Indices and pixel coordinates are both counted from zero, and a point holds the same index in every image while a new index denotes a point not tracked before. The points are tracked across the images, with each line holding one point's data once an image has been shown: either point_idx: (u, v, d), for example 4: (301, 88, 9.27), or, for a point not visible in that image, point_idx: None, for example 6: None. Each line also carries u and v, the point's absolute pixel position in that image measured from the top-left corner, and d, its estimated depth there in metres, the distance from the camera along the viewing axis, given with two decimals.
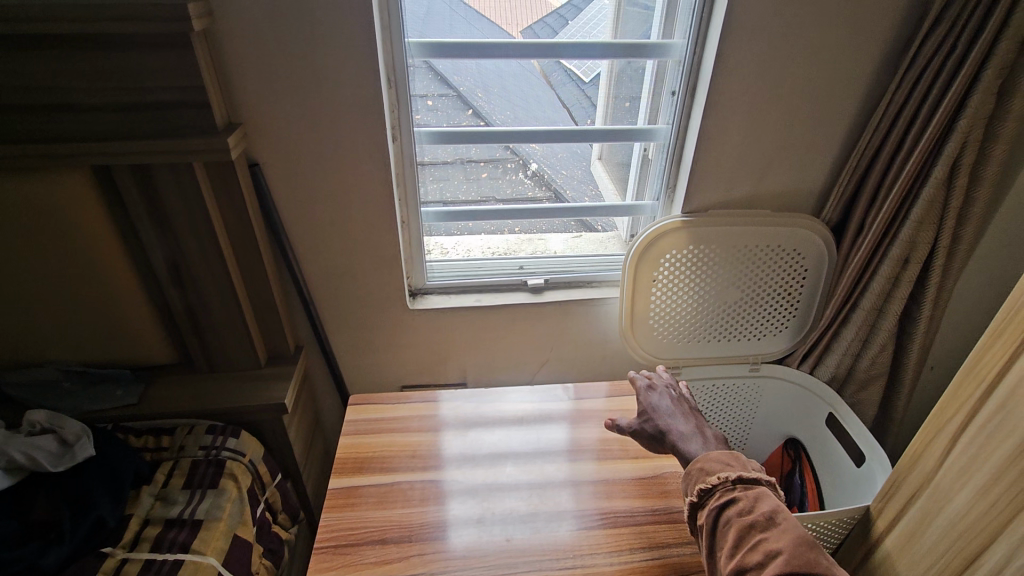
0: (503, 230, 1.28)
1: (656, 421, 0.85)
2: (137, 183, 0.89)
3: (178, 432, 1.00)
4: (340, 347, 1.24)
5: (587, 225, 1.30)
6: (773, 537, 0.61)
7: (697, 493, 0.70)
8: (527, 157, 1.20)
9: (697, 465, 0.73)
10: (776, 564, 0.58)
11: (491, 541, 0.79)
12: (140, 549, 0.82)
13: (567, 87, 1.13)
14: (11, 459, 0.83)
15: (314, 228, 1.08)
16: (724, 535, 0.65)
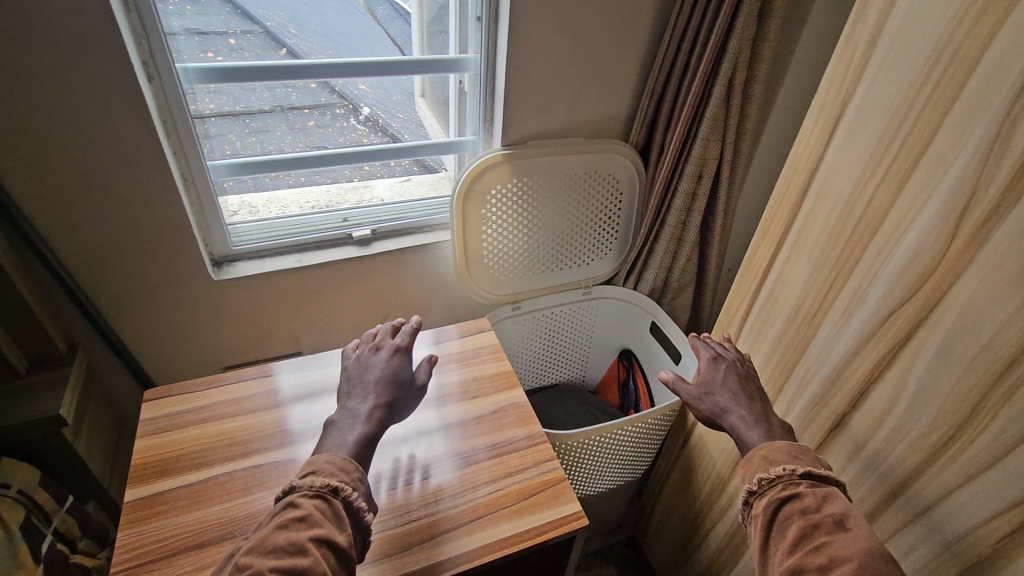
0: (338, 177, 1.17)
1: (717, 398, 0.71)
2: None
3: None
4: (133, 337, 1.05)
5: (423, 166, 1.23)
6: (840, 539, 0.51)
7: (756, 479, 0.59)
8: (357, 101, 1.09)
9: (764, 450, 0.61)
10: (843, 571, 0.48)
11: (396, 495, 0.77)
12: None
13: (394, 23, 1.04)
14: None
15: (56, 196, 0.86)
16: (782, 532, 0.54)
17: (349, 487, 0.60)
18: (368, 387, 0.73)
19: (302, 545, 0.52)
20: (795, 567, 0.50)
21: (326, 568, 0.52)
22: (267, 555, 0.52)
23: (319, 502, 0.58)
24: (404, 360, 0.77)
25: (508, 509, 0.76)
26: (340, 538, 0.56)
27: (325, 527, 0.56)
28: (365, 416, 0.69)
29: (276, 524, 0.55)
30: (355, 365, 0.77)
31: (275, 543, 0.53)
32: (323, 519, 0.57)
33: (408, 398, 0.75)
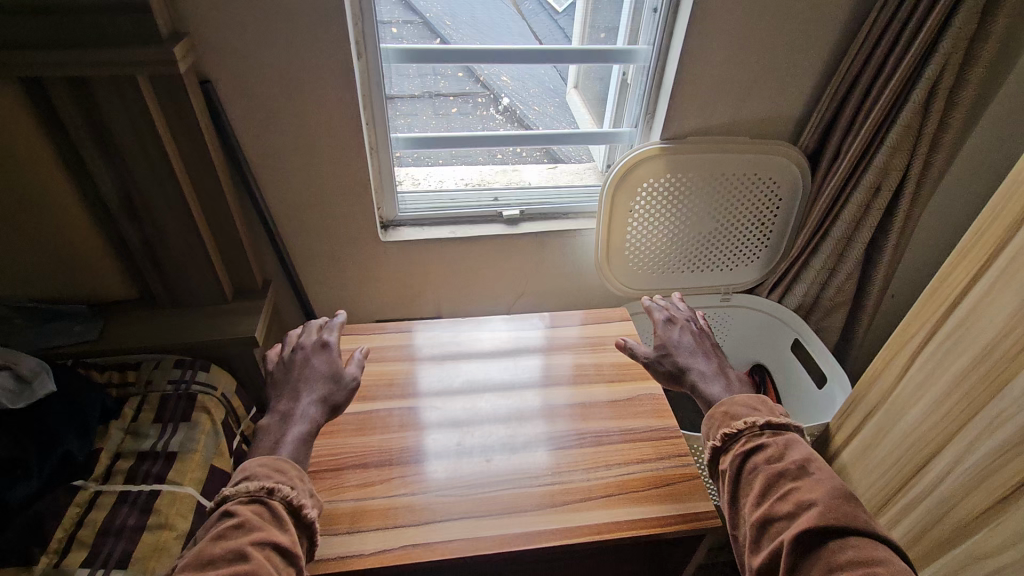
0: (474, 162, 1.27)
1: (676, 358, 0.86)
2: (75, 99, 0.81)
3: (144, 367, 0.96)
4: (310, 282, 1.21)
5: (556, 156, 1.29)
6: (804, 486, 0.61)
7: (721, 437, 0.71)
8: (498, 91, 1.16)
9: (722, 408, 0.75)
10: (809, 514, 0.58)
11: (472, 465, 0.80)
12: (114, 482, 0.82)
13: (538, 17, 1.08)
14: None
15: (274, 153, 1.01)
16: (750, 482, 0.65)
17: (287, 487, 0.64)
18: (298, 389, 0.78)
19: (243, 549, 0.55)
20: (763, 516, 0.61)
21: (272, 566, 0.55)
22: (206, 568, 0.54)
23: (255, 506, 0.61)
24: (323, 355, 0.82)
25: (638, 495, 0.77)
26: (282, 538, 0.59)
27: (267, 529, 0.59)
28: (299, 415, 0.74)
29: (216, 534, 0.58)
30: (280, 368, 0.82)
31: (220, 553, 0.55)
32: (261, 521, 0.60)
33: (345, 391, 0.80)
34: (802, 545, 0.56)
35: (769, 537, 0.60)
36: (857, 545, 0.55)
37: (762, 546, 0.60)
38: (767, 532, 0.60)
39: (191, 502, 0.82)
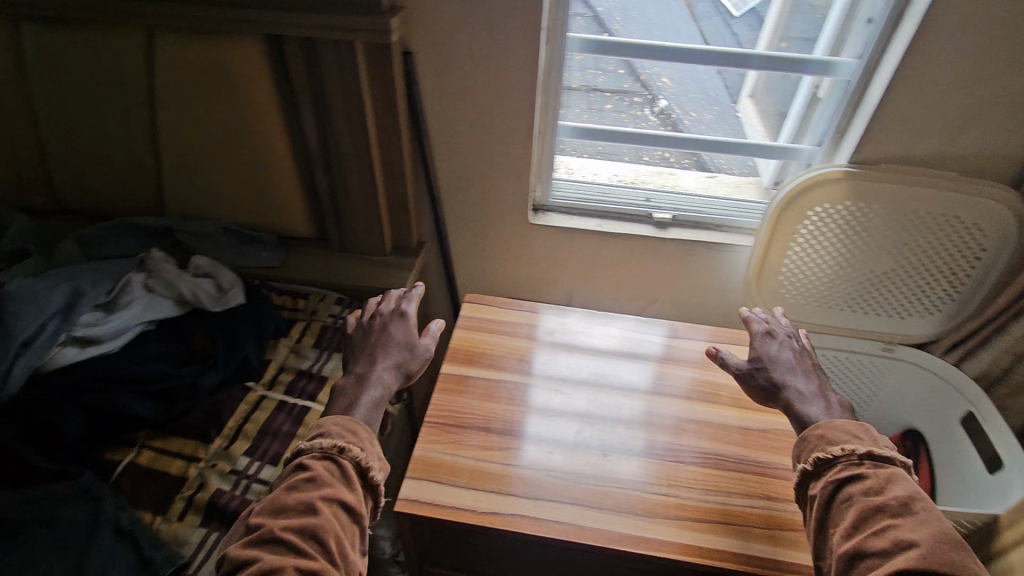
0: (629, 161, 1.25)
1: (773, 373, 0.78)
2: (304, 57, 0.94)
3: (312, 298, 1.09)
4: (457, 251, 1.28)
5: (702, 165, 1.23)
6: (904, 525, 0.58)
7: (813, 463, 0.67)
8: (657, 92, 1.14)
9: (819, 431, 0.69)
10: (909, 555, 0.56)
11: (587, 456, 0.81)
12: (276, 390, 0.92)
13: (710, 19, 1.04)
14: (181, 292, 0.94)
15: (451, 126, 1.08)
16: (842, 513, 0.63)
17: (356, 446, 0.68)
18: (374, 352, 0.80)
19: (313, 503, 0.62)
20: (854, 550, 0.59)
21: (336, 522, 0.62)
22: (279, 514, 0.62)
23: (327, 463, 0.66)
24: (399, 325, 0.84)
25: (763, 532, 0.73)
26: (348, 496, 0.65)
27: (335, 487, 0.65)
28: (371, 380, 0.77)
29: (292, 483, 0.65)
30: (359, 330, 0.85)
31: (290, 503, 0.62)
32: (330, 479, 0.65)
33: (416, 362, 0.82)
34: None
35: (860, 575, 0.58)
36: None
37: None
38: (857, 566, 0.58)
39: None
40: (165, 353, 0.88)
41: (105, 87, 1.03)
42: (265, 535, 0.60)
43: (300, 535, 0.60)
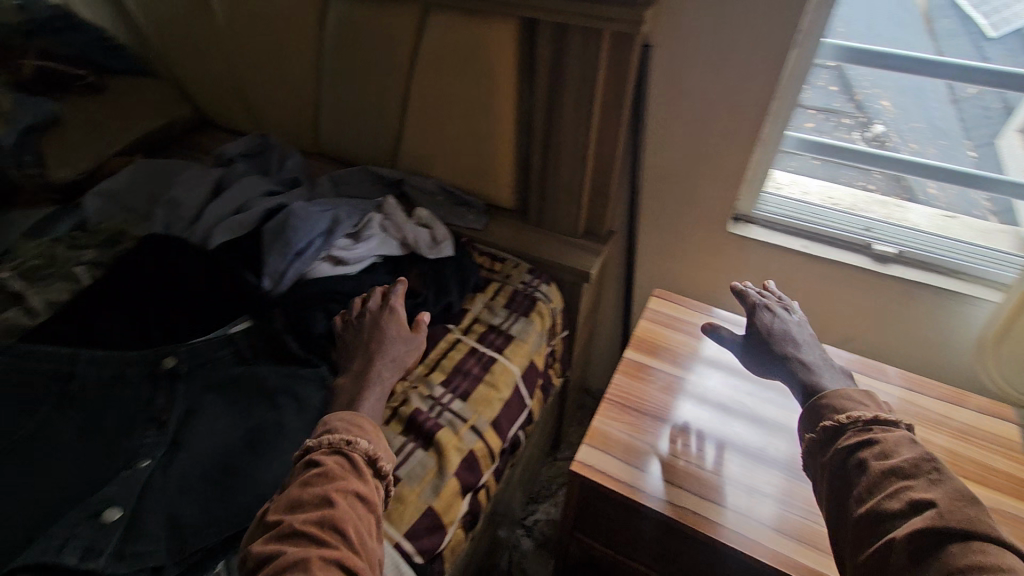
0: (852, 187, 1.17)
1: (773, 344, 0.81)
2: (552, 39, 1.01)
3: (507, 264, 1.16)
4: (643, 246, 1.28)
5: (911, 191, 1.16)
6: (919, 488, 0.57)
7: (822, 432, 0.68)
8: (873, 115, 1.11)
9: (823, 400, 0.71)
10: (921, 517, 0.54)
11: (766, 472, 0.80)
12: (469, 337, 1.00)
13: (955, 38, 0.97)
14: (405, 237, 1.08)
15: (671, 120, 1.09)
16: (854, 478, 0.62)
17: (361, 439, 0.70)
18: (371, 348, 0.85)
19: (327, 495, 0.62)
20: (869, 517, 0.57)
21: (352, 511, 0.62)
22: (295, 508, 0.61)
23: (338, 458, 0.67)
24: (396, 318, 0.89)
25: None
26: (360, 485, 0.65)
27: (346, 477, 0.65)
28: (375, 384, 0.82)
29: (303, 479, 0.65)
30: (354, 326, 0.89)
31: (308, 496, 0.62)
32: (341, 471, 0.66)
33: (405, 351, 0.88)
34: (919, 547, 0.52)
35: (876, 536, 0.56)
36: (981, 549, 0.50)
37: (865, 545, 0.57)
38: (875, 532, 0.57)
39: (511, 379, 0.95)
40: (388, 284, 1.02)
41: (377, 51, 1.20)
42: (286, 530, 0.59)
43: (318, 525, 0.59)
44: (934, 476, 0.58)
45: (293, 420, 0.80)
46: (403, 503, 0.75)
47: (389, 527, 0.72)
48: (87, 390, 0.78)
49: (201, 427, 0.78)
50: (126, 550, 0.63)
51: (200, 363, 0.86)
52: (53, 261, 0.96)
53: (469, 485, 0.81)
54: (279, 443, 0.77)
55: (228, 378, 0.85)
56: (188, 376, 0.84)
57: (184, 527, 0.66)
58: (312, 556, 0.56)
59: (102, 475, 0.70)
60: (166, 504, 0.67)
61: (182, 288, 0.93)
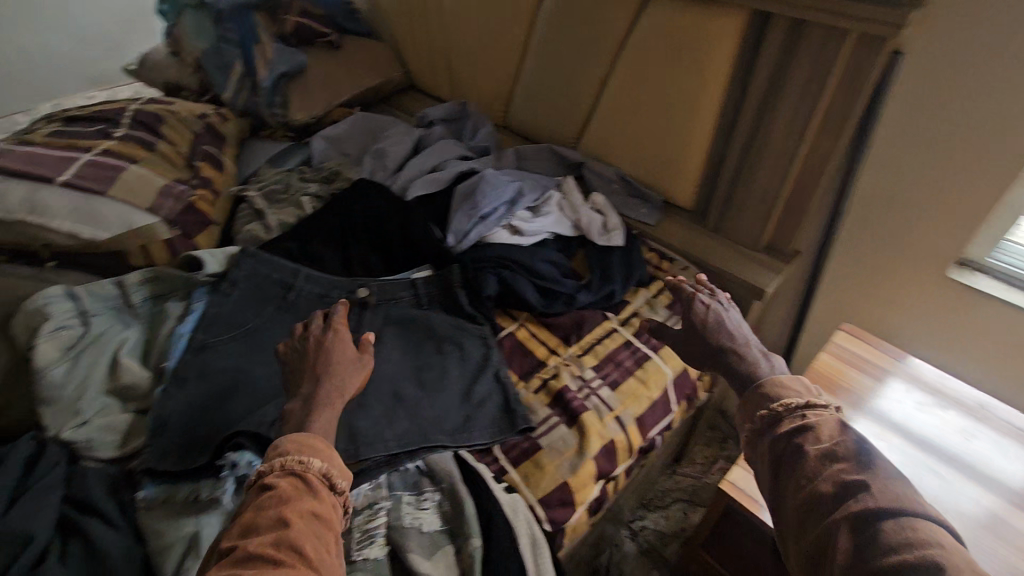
0: None
1: (709, 330, 0.76)
2: (786, 35, 0.95)
3: (676, 264, 1.12)
4: (831, 275, 1.15)
5: None
6: (849, 468, 0.56)
7: (760, 422, 0.65)
8: None
9: (762, 390, 0.68)
10: (853, 505, 0.53)
11: None
12: (626, 329, 0.99)
13: None
14: (578, 219, 1.10)
15: (905, 139, 0.97)
16: (790, 463, 0.60)
17: (312, 459, 0.55)
18: (322, 373, 0.64)
19: (284, 516, 0.49)
20: (809, 503, 0.56)
21: (312, 539, 0.49)
22: (249, 535, 0.49)
23: (292, 478, 0.54)
24: (344, 338, 0.68)
25: None
26: (316, 506, 0.52)
27: (300, 498, 0.52)
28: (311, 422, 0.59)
29: (256, 500, 0.52)
30: (310, 347, 0.68)
31: (262, 521, 0.50)
32: (294, 493, 0.53)
33: (353, 383, 0.66)
34: (858, 530, 0.51)
35: (815, 519, 0.54)
36: (913, 526, 0.50)
37: (806, 529, 0.55)
38: (813, 516, 0.55)
39: (662, 381, 0.93)
40: (556, 261, 1.04)
41: (588, 33, 1.22)
42: (234, 559, 0.47)
43: (275, 552, 0.47)
44: (867, 458, 0.56)
45: (456, 371, 0.87)
46: (541, 470, 0.78)
47: (527, 490, 0.76)
48: (300, 302, 0.90)
49: (381, 354, 0.88)
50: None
51: (387, 300, 0.96)
52: (287, 188, 1.13)
53: (604, 473, 0.82)
54: (442, 388, 0.84)
55: (407, 317, 0.94)
56: (377, 309, 0.94)
57: (359, 437, 0.74)
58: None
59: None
60: (348, 414, 0.77)
61: (382, 230, 1.04)
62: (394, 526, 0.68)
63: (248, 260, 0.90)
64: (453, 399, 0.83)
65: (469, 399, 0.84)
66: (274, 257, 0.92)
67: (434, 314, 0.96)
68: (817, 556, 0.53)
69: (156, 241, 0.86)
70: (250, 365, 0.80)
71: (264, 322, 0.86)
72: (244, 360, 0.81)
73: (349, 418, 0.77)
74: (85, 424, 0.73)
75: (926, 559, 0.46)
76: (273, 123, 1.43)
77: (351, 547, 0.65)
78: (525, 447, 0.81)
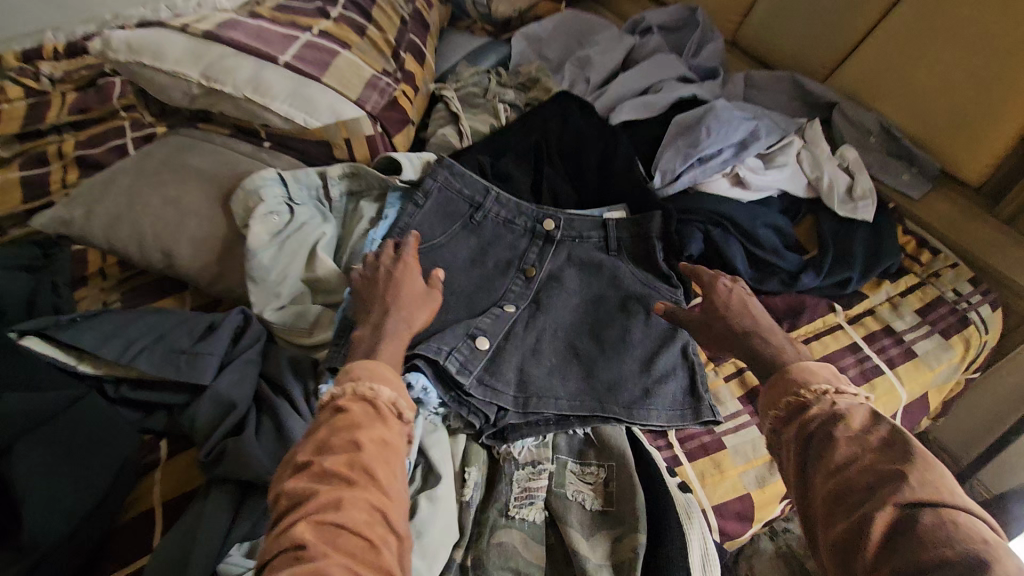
0: None
1: (725, 316, 0.66)
2: None
3: (940, 258, 0.87)
4: None
5: None
6: (888, 464, 0.45)
7: (785, 408, 0.54)
8: None
9: (784, 377, 0.57)
10: (882, 502, 0.43)
11: None
12: (856, 329, 0.81)
13: None
14: (818, 178, 0.90)
15: None
16: (816, 455, 0.49)
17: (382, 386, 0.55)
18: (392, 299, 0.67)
19: (357, 440, 0.50)
20: (836, 492, 0.46)
21: (384, 471, 0.50)
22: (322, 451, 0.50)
23: (362, 403, 0.54)
24: (413, 270, 0.70)
25: None
26: (388, 433, 0.53)
27: (373, 424, 0.52)
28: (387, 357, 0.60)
29: (331, 420, 0.53)
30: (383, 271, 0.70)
31: (336, 440, 0.50)
32: (367, 417, 0.52)
33: (423, 316, 0.67)
34: (895, 522, 0.42)
35: (846, 509, 0.44)
36: (954, 521, 0.41)
37: (834, 518, 0.45)
38: (838, 508, 0.45)
39: (893, 405, 0.75)
40: (779, 227, 0.86)
41: None
42: (312, 471, 0.49)
43: (348, 474, 0.48)
44: (901, 446, 0.46)
45: (639, 335, 0.76)
46: (721, 474, 0.68)
47: (701, 491, 0.67)
48: (486, 224, 0.84)
49: (559, 297, 0.80)
50: (488, 381, 0.69)
51: (572, 237, 0.84)
52: (485, 92, 1.05)
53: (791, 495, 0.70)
54: (621, 353, 0.74)
55: (592, 261, 0.83)
56: (560, 246, 0.84)
57: (531, 385, 0.70)
58: (343, 498, 0.46)
59: (481, 302, 0.78)
60: (522, 358, 0.72)
61: (581, 155, 0.92)
62: (556, 491, 0.64)
63: (442, 172, 0.84)
64: (632, 367, 0.73)
65: (651, 371, 0.73)
66: (468, 170, 0.85)
67: (618, 263, 0.83)
68: (841, 547, 0.43)
69: (359, 136, 0.84)
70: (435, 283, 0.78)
71: (452, 237, 0.82)
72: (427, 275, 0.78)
73: (522, 362, 0.72)
74: (283, 308, 0.76)
75: (969, 555, 0.38)
76: (473, 14, 1.32)
77: (509, 501, 0.63)
78: (705, 443, 0.71)
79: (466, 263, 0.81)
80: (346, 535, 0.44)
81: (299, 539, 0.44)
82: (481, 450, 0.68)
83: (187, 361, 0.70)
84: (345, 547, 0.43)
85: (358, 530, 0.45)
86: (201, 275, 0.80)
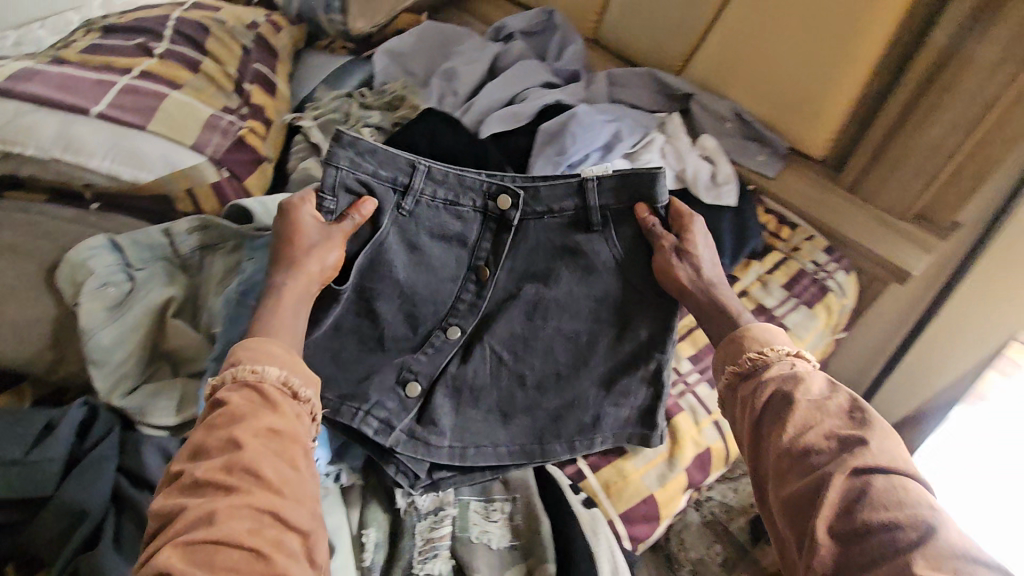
0: None
1: (694, 259, 0.67)
2: None
3: (797, 233, 0.94)
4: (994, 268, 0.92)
5: None
6: (848, 435, 0.49)
7: (744, 366, 0.58)
8: None
9: (747, 335, 0.60)
10: (840, 468, 0.46)
11: None
12: None
13: None
14: (682, 171, 0.93)
15: None
16: (777, 410, 0.53)
17: (255, 369, 0.51)
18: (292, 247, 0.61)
19: (234, 436, 0.46)
20: (796, 453, 0.49)
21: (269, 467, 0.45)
22: (194, 458, 0.46)
23: (245, 395, 0.49)
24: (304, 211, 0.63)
25: None
26: (268, 417, 0.48)
27: (254, 414, 0.48)
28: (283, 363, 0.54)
29: (206, 419, 0.48)
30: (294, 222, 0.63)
31: (211, 441, 0.46)
32: (247, 406, 0.48)
33: (334, 252, 0.63)
34: (848, 488, 0.45)
35: (803, 469, 0.48)
36: (904, 486, 0.45)
37: (791, 476, 0.49)
38: (796, 468, 0.49)
39: None
40: None
41: None
42: (182, 483, 0.45)
43: (224, 474, 0.44)
44: (859, 415, 0.50)
45: (600, 357, 0.70)
46: (624, 480, 0.69)
47: (607, 502, 0.67)
48: (419, 211, 0.69)
49: (502, 319, 0.70)
50: (419, 434, 0.66)
51: (537, 212, 0.70)
52: (346, 117, 1.00)
53: (695, 484, 0.72)
54: (576, 375, 0.70)
55: (540, 270, 0.71)
56: (520, 229, 0.71)
57: (467, 432, 0.67)
58: (219, 509, 0.42)
59: (425, 318, 0.70)
60: (462, 407, 0.68)
61: None
62: (460, 536, 0.62)
63: (342, 152, 0.65)
64: (587, 390, 0.70)
65: (610, 391, 0.70)
66: (382, 144, 0.66)
67: (596, 243, 0.70)
68: (801, 504, 0.47)
69: (203, 187, 0.77)
70: (370, 302, 0.68)
71: (383, 237, 0.68)
72: (352, 287, 0.67)
73: (455, 404, 0.68)
74: (133, 391, 0.68)
75: (914, 520, 0.42)
76: (330, 31, 1.22)
77: (413, 557, 0.60)
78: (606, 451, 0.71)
79: (404, 262, 0.69)
80: (226, 549, 0.40)
81: (164, 565, 0.39)
82: (380, 504, 0.65)
83: (20, 474, 0.60)
84: (227, 563, 0.40)
85: (241, 541, 0.41)
86: (30, 366, 0.68)
